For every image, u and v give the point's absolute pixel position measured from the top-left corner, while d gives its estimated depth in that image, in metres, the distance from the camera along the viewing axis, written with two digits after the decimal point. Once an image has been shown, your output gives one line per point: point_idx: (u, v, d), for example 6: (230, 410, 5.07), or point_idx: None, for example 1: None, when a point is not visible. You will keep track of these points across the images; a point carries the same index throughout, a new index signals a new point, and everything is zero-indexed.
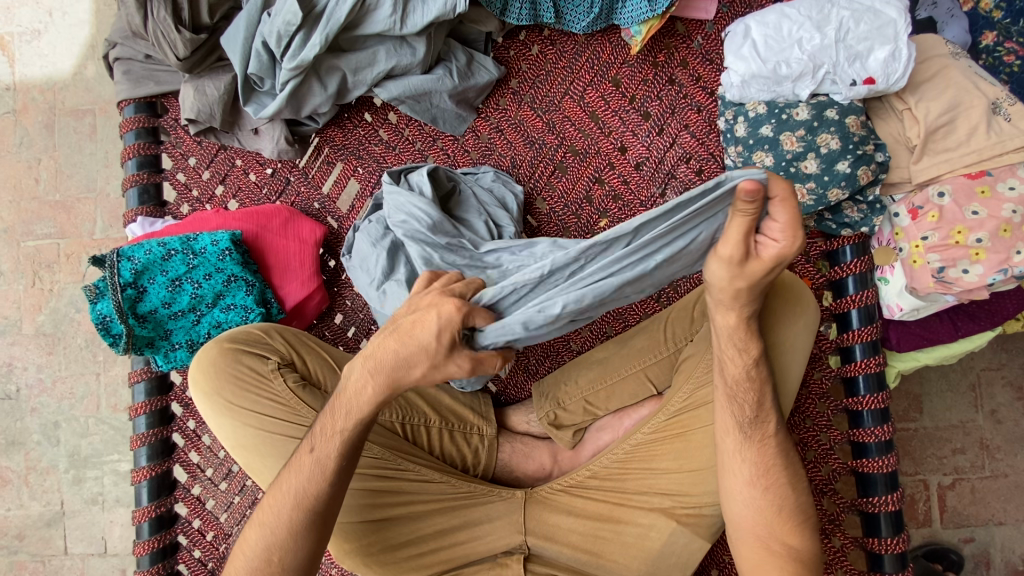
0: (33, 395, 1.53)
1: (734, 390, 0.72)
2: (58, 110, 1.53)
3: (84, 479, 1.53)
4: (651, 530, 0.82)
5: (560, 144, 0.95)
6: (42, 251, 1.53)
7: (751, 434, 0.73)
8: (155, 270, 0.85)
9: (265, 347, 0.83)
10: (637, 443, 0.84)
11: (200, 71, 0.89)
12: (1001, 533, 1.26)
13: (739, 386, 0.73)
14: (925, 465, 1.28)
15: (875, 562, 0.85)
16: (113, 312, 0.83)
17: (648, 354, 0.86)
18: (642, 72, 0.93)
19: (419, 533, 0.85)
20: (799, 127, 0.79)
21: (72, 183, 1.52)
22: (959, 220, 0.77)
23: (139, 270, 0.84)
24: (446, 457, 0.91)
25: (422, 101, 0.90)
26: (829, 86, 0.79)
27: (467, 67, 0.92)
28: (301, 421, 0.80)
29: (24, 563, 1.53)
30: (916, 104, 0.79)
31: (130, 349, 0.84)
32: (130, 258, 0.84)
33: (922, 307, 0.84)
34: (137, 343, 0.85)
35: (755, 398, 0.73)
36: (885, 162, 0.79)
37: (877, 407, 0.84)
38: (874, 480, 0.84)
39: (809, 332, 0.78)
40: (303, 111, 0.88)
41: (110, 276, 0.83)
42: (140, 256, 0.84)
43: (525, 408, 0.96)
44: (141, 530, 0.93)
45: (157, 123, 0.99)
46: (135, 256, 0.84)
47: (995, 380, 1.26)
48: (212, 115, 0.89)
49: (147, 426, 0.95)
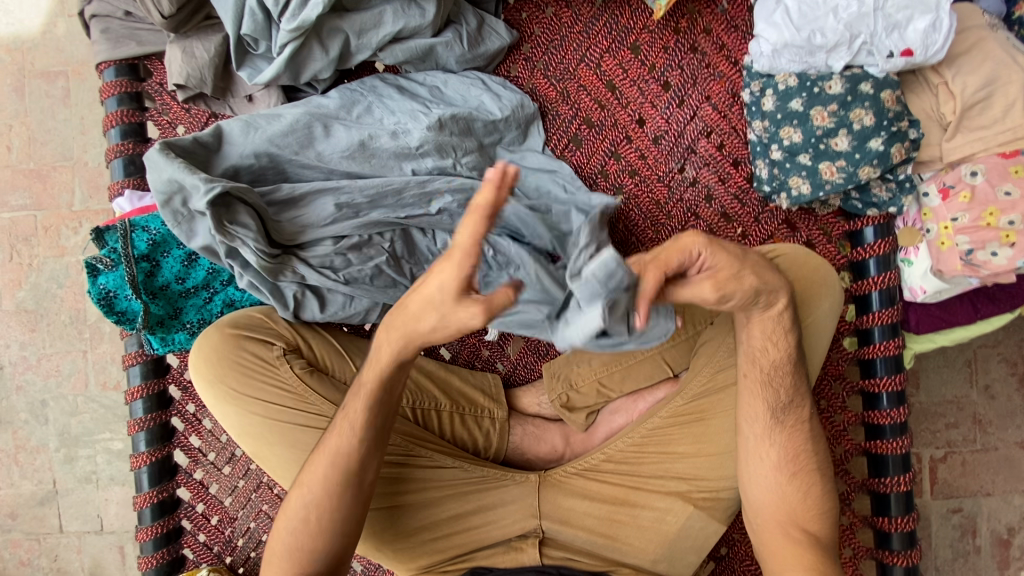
0: (18, 373, 1.47)
1: (771, 375, 0.74)
2: (27, 71, 1.42)
3: (76, 457, 1.49)
4: (667, 514, 0.82)
5: (575, 116, 0.91)
6: (18, 223, 1.45)
7: (791, 415, 0.76)
8: (173, 242, 0.76)
9: (269, 332, 0.79)
10: (653, 428, 0.83)
11: (187, 31, 0.82)
12: (989, 503, 1.29)
13: (781, 368, 0.74)
14: (919, 439, 1.30)
15: (883, 539, 0.86)
16: (122, 286, 0.75)
17: (665, 337, 0.84)
18: (663, 39, 0.88)
19: (431, 518, 0.83)
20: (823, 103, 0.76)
21: (47, 151, 1.43)
22: (990, 201, 0.75)
23: (156, 241, 0.76)
24: (457, 441, 0.90)
25: (428, 61, 0.84)
26: (865, 57, 0.75)
27: (477, 33, 0.85)
28: (309, 409, 0.77)
29: (19, 541, 1.51)
30: (953, 79, 0.75)
31: (142, 328, 0.76)
32: (146, 229, 0.76)
33: (945, 290, 0.82)
34: (149, 322, 0.77)
35: (791, 383, 0.75)
36: (919, 139, 0.76)
37: (894, 389, 0.84)
38: (886, 462, 0.85)
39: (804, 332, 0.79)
40: (302, 78, 0.81)
41: (122, 246, 0.74)
42: (159, 227, 0.76)
43: (535, 389, 0.94)
44: (143, 515, 0.90)
45: (140, 87, 0.92)
46: (152, 226, 0.76)
47: (991, 357, 1.27)
48: (202, 80, 0.82)
49: (145, 411, 0.90)
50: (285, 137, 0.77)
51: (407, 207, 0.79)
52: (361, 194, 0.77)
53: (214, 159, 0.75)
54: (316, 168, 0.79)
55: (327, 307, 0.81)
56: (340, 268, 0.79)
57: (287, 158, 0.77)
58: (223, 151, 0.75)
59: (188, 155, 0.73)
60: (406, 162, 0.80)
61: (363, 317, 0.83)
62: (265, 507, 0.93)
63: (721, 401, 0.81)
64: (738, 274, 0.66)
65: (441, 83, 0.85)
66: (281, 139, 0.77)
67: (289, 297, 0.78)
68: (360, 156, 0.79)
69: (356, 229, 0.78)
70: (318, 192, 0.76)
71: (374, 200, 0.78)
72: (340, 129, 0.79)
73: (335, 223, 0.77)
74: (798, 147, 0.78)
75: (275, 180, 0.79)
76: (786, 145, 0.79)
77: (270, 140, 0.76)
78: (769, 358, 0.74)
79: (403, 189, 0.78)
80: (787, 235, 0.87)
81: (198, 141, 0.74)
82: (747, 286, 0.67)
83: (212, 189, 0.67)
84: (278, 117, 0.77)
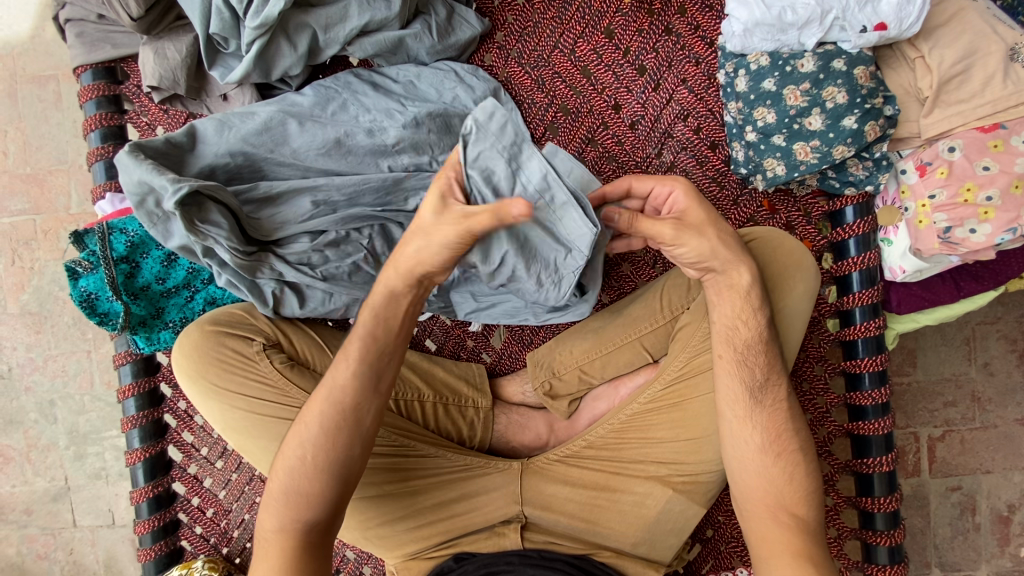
0: (26, 374, 1.51)
1: (744, 354, 0.74)
2: (19, 77, 1.44)
3: (86, 454, 1.53)
4: (647, 498, 0.83)
5: (550, 104, 0.90)
6: (18, 227, 1.47)
7: (770, 395, 0.75)
8: (151, 243, 0.78)
9: (248, 328, 0.80)
10: (633, 413, 0.84)
11: (158, 32, 0.82)
12: (988, 481, 1.29)
13: (752, 350, 0.74)
14: (917, 418, 1.29)
15: (866, 519, 0.86)
16: (102, 288, 0.76)
17: (644, 322, 0.84)
18: (637, 22, 0.87)
19: (415, 506, 0.85)
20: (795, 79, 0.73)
21: (43, 155, 1.46)
22: (967, 177, 0.74)
23: (134, 243, 0.77)
24: (441, 431, 0.91)
25: (398, 53, 0.84)
26: (838, 33, 0.73)
27: (446, 23, 0.85)
28: (290, 402, 0.79)
29: (35, 536, 1.56)
30: (929, 52, 0.73)
31: (124, 329, 0.77)
32: (123, 231, 0.77)
33: (925, 268, 0.80)
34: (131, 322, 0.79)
35: (765, 362, 0.74)
36: (894, 116, 0.75)
37: (875, 369, 0.83)
38: (869, 443, 0.85)
39: (808, 297, 0.79)
40: (273, 75, 0.81)
41: (101, 249, 0.76)
42: (136, 228, 0.78)
43: (519, 378, 0.95)
44: (140, 509, 0.93)
45: (117, 90, 0.93)
46: (130, 228, 0.77)
47: (990, 334, 1.26)
48: (175, 81, 0.83)
49: (137, 408, 0.92)
50: (259, 136, 0.77)
51: (385, 200, 0.80)
52: (340, 192, 0.78)
53: (188, 158, 0.76)
54: (290, 165, 0.79)
55: (306, 303, 0.81)
56: (318, 264, 0.79)
57: (262, 159, 0.78)
58: (198, 150, 0.76)
59: (161, 155, 0.74)
60: (382, 159, 0.80)
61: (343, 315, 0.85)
62: (259, 499, 0.95)
63: (697, 386, 0.81)
64: (699, 228, 0.69)
65: (414, 77, 0.84)
66: (255, 138, 0.77)
67: (270, 296, 0.79)
68: (336, 154, 0.79)
69: (337, 230, 0.79)
70: (296, 190, 0.77)
71: (353, 198, 0.78)
72: (312, 126, 0.79)
73: (312, 220, 0.78)
74: (772, 128, 0.77)
75: (251, 179, 0.79)
76: (760, 127, 0.78)
77: (244, 140, 0.76)
78: (741, 338, 0.74)
79: (381, 187, 0.79)
80: (766, 217, 0.86)
81: (170, 141, 0.75)
82: (709, 238, 0.69)
83: (179, 190, 0.68)
84: (251, 115, 0.78)
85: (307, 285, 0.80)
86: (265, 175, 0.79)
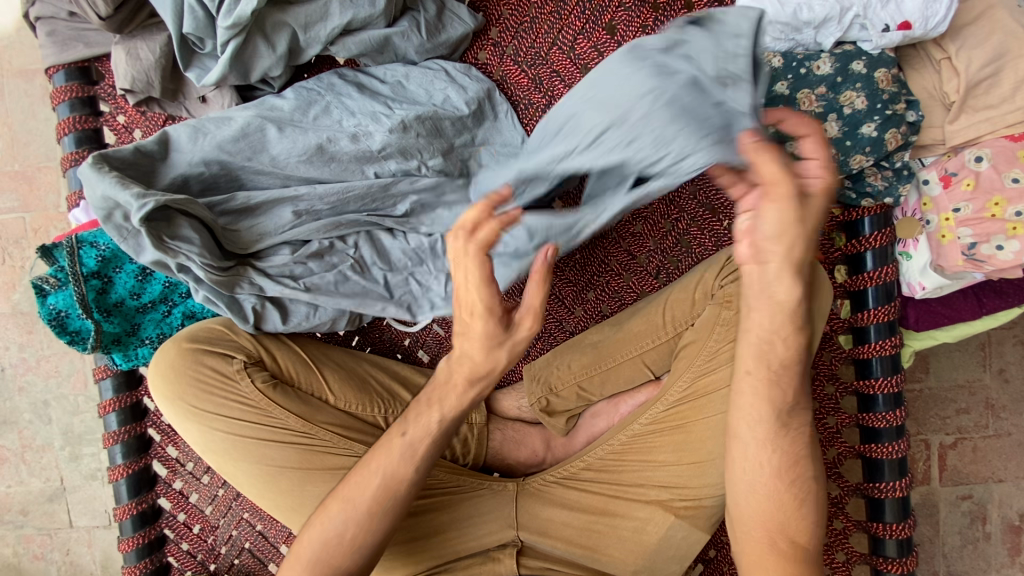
0: (19, 374, 1.49)
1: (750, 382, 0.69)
2: (5, 70, 1.40)
3: (80, 455, 1.52)
4: (648, 524, 0.79)
5: (548, 104, 0.85)
6: (7, 226, 1.44)
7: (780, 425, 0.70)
8: (124, 257, 0.74)
9: (228, 345, 0.77)
10: (634, 434, 0.80)
11: (131, 31, 0.77)
12: (1000, 490, 1.24)
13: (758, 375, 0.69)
14: (928, 426, 1.25)
15: (876, 544, 0.82)
16: (72, 306, 0.73)
17: (646, 339, 0.80)
18: (641, 17, 0.81)
19: (408, 534, 0.81)
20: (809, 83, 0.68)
21: (31, 152, 1.42)
22: (994, 189, 0.68)
23: (106, 257, 0.74)
24: (433, 448, 0.87)
25: (385, 53, 0.79)
26: (858, 32, 0.68)
27: (436, 19, 0.80)
28: (273, 422, 0.76)
29: (32, 536, 1.55)
30: (956, 53, 0.68)
31: (95, 348, 0.74)
32: (94, 244, 0.73)
33: (946, 285, 0.75)
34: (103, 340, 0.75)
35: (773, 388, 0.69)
36: (918, 122, 0.69)
37: (889, 391, 0.79)
38: (881, 466, 0.80)
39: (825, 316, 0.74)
40: (252, 77, 0.76)
41: (71, 265, 0.72)
42: (108, 242, 0.74)
43: (515, 392, 0.91)
44: (124, 526, 0.90)
45: (93, 91, 0.88)
46: (101, 242, 0.74)
47: (1006, 339, 1.21)
48: (149, 83, 0.78)
49: (119, 423, 0.89)
50: (236, 143, 0.72)
51: (373, 207, 0.76)
52: (322, 199, 0.73)
53: (161, 168, 0.72)
54: (270, 172, 0.74)
55: (290, 319, 0.77)
56: (302, 275, 0.75)
57: (239, 168, 0.73)
58: (171, 159, 0.72)
59: (129, 168, 0.70)
60: (367, 165, 0.75)
61: (331, 327, 0.80)
62: (246, 515, 0.92)
63: (702, 408, 0.77)
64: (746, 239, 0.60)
65: (403, 78, 0.79)
66: (232, 145, 0.72)
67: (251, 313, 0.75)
68: (318, 161, 0.74)
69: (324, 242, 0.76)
70: (275, 200, 0.73)
71: (338, 206, 0.74)
72: (292, 132, 0.74)
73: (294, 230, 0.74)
74: None
75: (228, 188, 0.75)
76: None
77: (220, 147, 0.72)
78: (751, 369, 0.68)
79: (366, 194, 0.75)
80: None
81: (140, 150, 0.70)
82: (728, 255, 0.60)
83: (145, 206, 0.64)
84: (227, 121, 0.73)
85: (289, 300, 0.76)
86: (243, 184, 0.75)
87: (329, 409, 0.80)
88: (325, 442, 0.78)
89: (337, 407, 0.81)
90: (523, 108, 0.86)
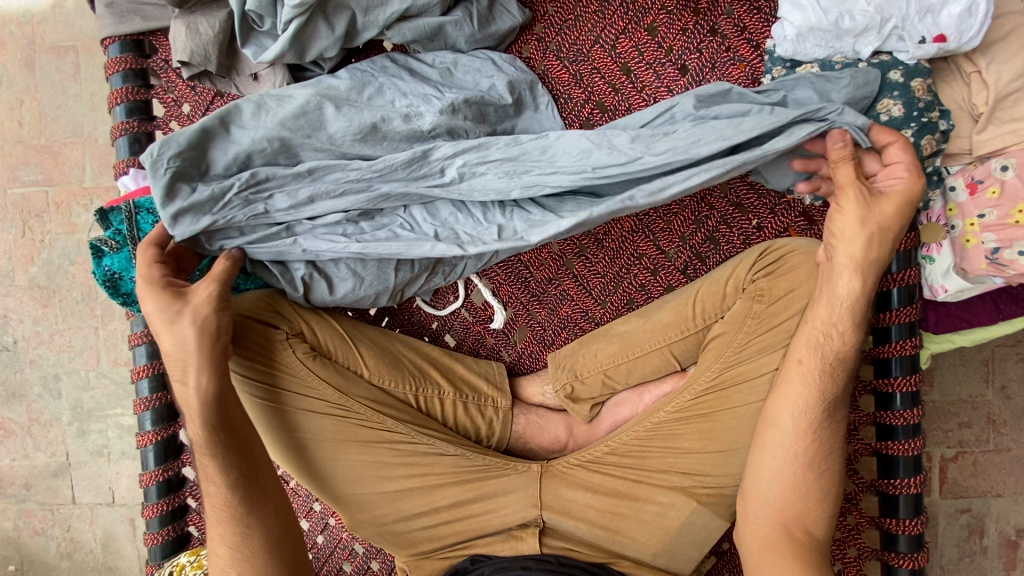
0: (32, 347, 1.49)
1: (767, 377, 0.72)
2: (38, 46, 1.41)
3: (88, 431, 1.52)
4: (670, 509, 0.81)
5: (587, 99, 0.88)
6: (29, 199, 1.45)
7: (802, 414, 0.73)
8: None
9: (272, 315, 0.80)
10: (659, 422, 0.82)
11: (191, 6, 0.80)
12: (998, 505, 1.27)
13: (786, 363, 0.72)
14: (930, 438, 1.27)
15: (889, 540, 0.84)
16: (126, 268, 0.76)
17: (674, 330, 0.83)
18: (681, 20, 0.85)
19: (433, 504, 0.84)
20: (846, 78, 0.71)
21: (58, 127, 1.43)
22: (1018, 197, 0.72)
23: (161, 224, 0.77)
24: (460, 429, 0.89)
25: (436, 41, 0.82)
26: (895, 42, 0.71)
27: (487, 11, 0.83)
28: (310, 391, 0.80)
29: (33, 511, 1.55)
30: (987, 67, 0.71)
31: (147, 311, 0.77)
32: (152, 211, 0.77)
33: (967, 289, 0.80)
34: None
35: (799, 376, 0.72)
36: (949, 131, 0.73)
37: (908, 390, 0.82)
38: (896, 462, 0.83)
39: None
40: (308, 56, 0.79)
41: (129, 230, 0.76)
42: None
43: (540, 379, 0.93)
44: (149, 493, 0.91)
45: (145, 64, 0.90)
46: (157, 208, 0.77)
47: (1009, 357, 1.24)
48: (207, 57, 0.80)
49: (150, 389, 0.90)
50: (296, 120, 0.75)
51: (420, 177, 0.75)
52: (370, 168, 0.74)
53: (222, 141, 0.74)
54: (327, 151, 0.76)
55: (335, 289, 0.81)
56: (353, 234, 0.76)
57: (299, 148, 0.76)
58: (233, 134, 0.74)
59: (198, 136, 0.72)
60: (417, 145, 0.78)
61: (374, 299, 0.84)
62: None
63: (729, 398, 0.79)
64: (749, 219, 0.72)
65: (451, 65, 0.82)
66: (292, 121, 0.75)
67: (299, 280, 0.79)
68: (372, 139, 0.76)
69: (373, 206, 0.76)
70: (328, 167, 0.74)
71: (384, 173, 0.74)
72: (349, 110, 0.76)
73: (345, 197, 0.75)
74: None
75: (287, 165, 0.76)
76: None
77: (281, 123, 0.74)
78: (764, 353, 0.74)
79: (410, 161, 0.74)
80: (804, 227, 0.84)
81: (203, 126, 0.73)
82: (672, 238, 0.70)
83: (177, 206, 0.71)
84: (287, 98, 0.76)
85: (335, 270, 0.80)
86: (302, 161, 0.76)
87: (363, 383, 0.84)
88: (359, 414, 0.82)
89: (371, 381, 0.84)
90: (563, 101, 0.88)
